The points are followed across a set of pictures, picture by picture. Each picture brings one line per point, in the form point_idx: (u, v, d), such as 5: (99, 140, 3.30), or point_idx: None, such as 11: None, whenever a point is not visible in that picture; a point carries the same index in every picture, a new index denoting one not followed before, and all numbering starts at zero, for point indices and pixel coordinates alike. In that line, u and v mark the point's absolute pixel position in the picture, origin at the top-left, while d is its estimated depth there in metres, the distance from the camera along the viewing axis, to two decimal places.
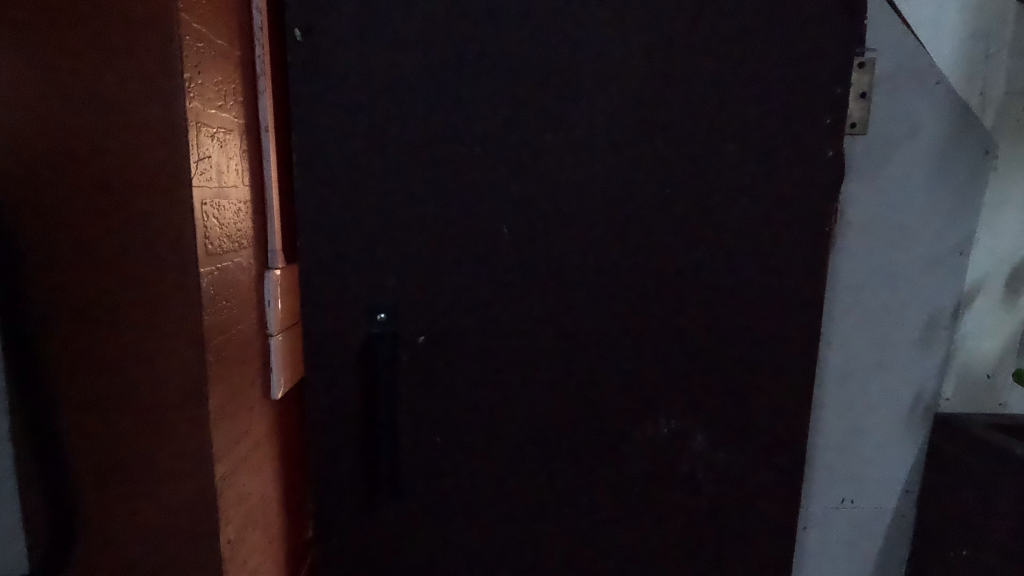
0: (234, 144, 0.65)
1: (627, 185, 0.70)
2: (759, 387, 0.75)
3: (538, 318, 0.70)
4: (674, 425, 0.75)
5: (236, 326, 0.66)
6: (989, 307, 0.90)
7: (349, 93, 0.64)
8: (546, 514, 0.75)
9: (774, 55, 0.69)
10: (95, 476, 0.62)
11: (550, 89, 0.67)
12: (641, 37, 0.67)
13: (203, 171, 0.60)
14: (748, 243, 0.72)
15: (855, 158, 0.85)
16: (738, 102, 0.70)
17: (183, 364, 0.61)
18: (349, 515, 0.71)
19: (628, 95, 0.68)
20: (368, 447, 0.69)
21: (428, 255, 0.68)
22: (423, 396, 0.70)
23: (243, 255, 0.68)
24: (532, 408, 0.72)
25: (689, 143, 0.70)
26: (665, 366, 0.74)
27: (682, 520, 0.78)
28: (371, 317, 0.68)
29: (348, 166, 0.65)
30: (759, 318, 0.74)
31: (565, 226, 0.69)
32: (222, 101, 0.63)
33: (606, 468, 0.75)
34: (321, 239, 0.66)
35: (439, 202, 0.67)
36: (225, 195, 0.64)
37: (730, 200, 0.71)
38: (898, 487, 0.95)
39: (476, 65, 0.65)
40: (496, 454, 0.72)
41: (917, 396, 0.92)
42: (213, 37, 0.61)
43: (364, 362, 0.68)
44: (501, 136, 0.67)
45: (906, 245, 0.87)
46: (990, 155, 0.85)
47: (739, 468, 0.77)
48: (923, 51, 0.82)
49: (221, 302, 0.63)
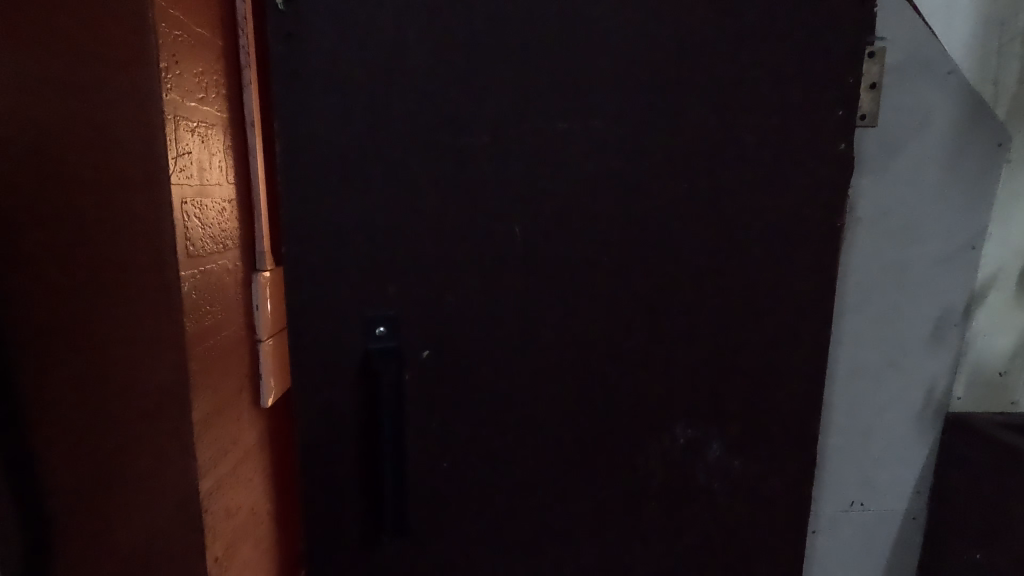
0: (217, 139, 0.61)
1: (634, 178, 0.66)
2: (776, 390, 0.73)
3: (546, 320, 0.67)
4: (689, 433, 0.72)
5: (221, 332, 0.63)
6: (1002, 303, 0.88)
7: (340, 80, 0.60)
8: (553, 525, 0.72)
9: (787, 39, 0.66)
10: (73, 493, 0.59)
11: (557, 78, 0.63)
12: (648, 20, 0.64)
13: (182, 168, 0.56)
14: (766, 240, 0.69)
15: (865, 151, 0.82)
16: (750, 87, 0.67)
17: (165, 375, 0.57)
18: (346, 530, 0.68)
19: (639, 85, 0.65)
20: (365, 458, 0.66)
21: (431, 255, 0.64)
22: (423, 404, 0.67)
23: (228, 256, 0.64)
24: (537, 413, 0.69)
25: (705, 136, 0.67)
26: (680, 369, 0.71)
27: (696, 530, 0.75)
28: (371, 330, 0.64)
29: (340, 159, 0.61)
30: (776, 317, 0.71)
31: (575, 224, 0.66)
32: (204, 94, 0.59)
33: (612, 474, 0.72)
34: (312, 239, 0.62)
35: (438, 197, 0.63)
36: (208, 193, 0.60)
37: (747, 195, 0.68)
38: (910, 488, 0.92)
39: (475, 49, 0.62)
40: (502, 464, 0.69)
41: (928, 395, 0.89)
42: (192, 25, 0.57)
43: (363, 370, 0.65)
44: (507, 128, 0.63)
45: (917, 240, 0.84)
46: (1004, 147, 0.83)
47: (754, 474, 0.75)
48: (934, 39, 0.80)
49: (205, 307, 0.60)
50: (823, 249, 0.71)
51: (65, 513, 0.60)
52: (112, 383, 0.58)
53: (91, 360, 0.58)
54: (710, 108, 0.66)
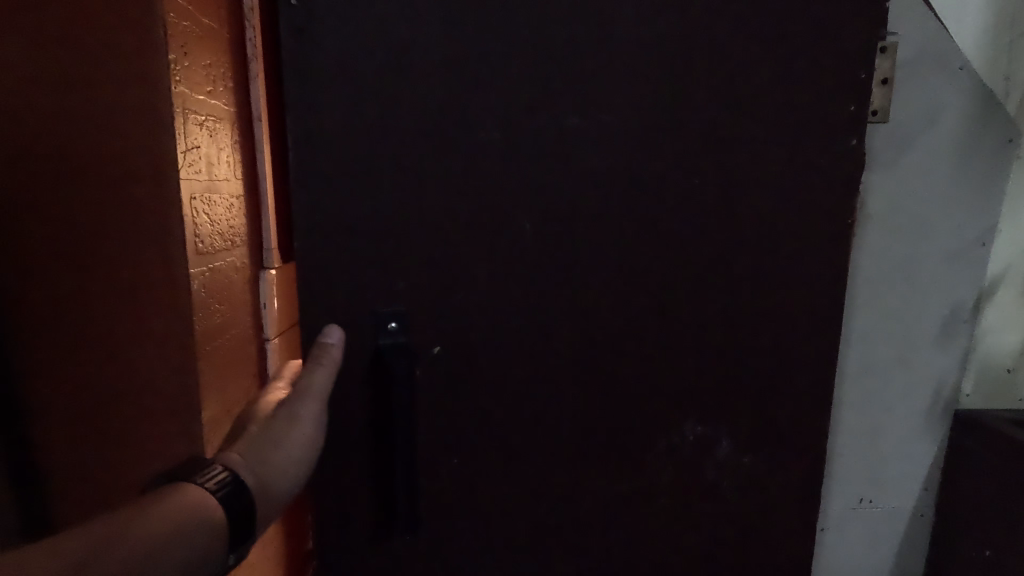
0: (225, 134, 0.60)
1: (648, 175, 0.66)
2: (785, 386, 0.72)
3: (558, 318, 0.67)
4: (699, 430, 0.72)
5: (231, 331, 0.62)
6: (1011, 300, 0.87)
7: (349, 74, 0.59)
8: (562, 522, 0.71)
9: (803, 35, 0.66)
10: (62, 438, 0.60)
11: (568, 72, 0.63)
12: (660, 14, 0.63)
13: (191, 162, 0.55)
14: (777, 235, 0.69)
15: (875, 147, 0.82)
16: (763, 81, 0.66)
17: (153, 336, 0.56)
18: (354, 530, 0.67)
19: (650, 80, 0.64)
20: (375, 455, 0.65)
21: (441, 252, 0.63)
22: (433, 402, 0.66)
23: (236, 253, 0.63)
24: (549, 411, 0.68)
25: (716, 130, 0.66)
26: (691, 366, 0.70)
27: (705, 527, 0.75)
28: (382, 326, 0.64)
29: (348, 155, 0.60)
30: (787, 313, 0.71)
31: (585, 219, 0.65)
32: (211, 87, 0.58)
33: (622, 471, 0.71)
34: (321, 236, 0.61)
35: (449, 194, 0.62)
36: (216, 189, 0.59)
37: (758, 190, 0.68)
38: (918, 485, 0.92)
39: (485, 44, 0.61)
40: (511, 461, 0.69)
41: (937, 392, 0.89)
42: (200, 17, 0.56)
43: (375, 367, 0.64)
44: (517, 122, 0.63)
45: (927, 237, 0.84)
46: (1015, 144, 0.82)
47: (763, 471, 0.74)
48: (946, 35, 0.79)
49: (213, 306, 0.59)
50: (836, 246, 0.70)
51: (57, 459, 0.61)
52: (100, 340, 0.57)
53: (61, 307, 0.57)
54: (726, 104, 0.66)
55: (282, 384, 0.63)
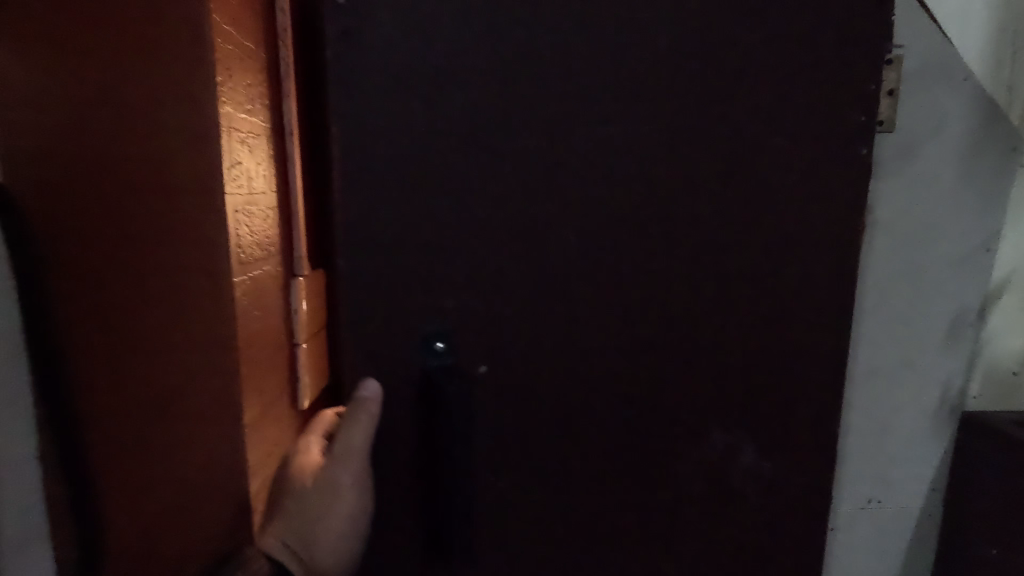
0: (259, 149, 0.78)
1: (689, 178, 0.62)
2: (827, 397, 0.69)
3: (593, 328, 0.64)
4: (737, 445, 0.69)
5: (263, 312, 0.79)
6: (1016, 303, 0.89)
7: (381, 77, 0.57)
8: (596, 542, 0.67)
9: (850, 26, 0.62)
10: (109, 413, 0.75)
11: (604, 70, 0.60)
12: (699, 7, 0.60)
13: (235, 180, 0.72)
14: (821, 239, 0.65)
15: (883, 155, 0.84)
16: (806, 77, 0.62)
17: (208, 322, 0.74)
18: (389, 552, 0.64)
19: (691, 76, 0.61)
20: (421, 480, 0.63)
21: (478, 263, 0.61)
22: (476, 421, 0.63)
23: (271, 259, 0.80)
24: (585, 426, 0.65)
25: (759, 129, 0.62)
26: (729, 379, 0.67)
27: (744, 547, 0.71)
28: (428, 345, 0.61)
29: (382, 160, 0.58)
30: (831, 321, 0.67)
31: (622, 225, 0.62)
32: (250, 107, 0.76)
33: (657, 488, 0.68)
34: (359, 247, 0.59)
35: (485, 201, 0.60)
36: (254, 202, 0.76)
37: (801, 191, 0.64)
38: (925, 485, 0.94)
39: (521, 42, 0.58)
40: (545, 479, 0.65)
41: (943, 394, 0.91)
42: (241, 38, 0.73)
43: (422, 387, 0.62)
44: (552, 123, 0.60)
45: (933, 243, 0.86)
46: (1017, 152, 0.85)
47: (803, 487, 0.71)
48: (951, 48, 0.82)
49: (246, 297, 0.77)
50: None
51: (102, 433, 0.75)
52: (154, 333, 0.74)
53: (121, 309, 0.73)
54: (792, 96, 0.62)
55: (318, 439, 0.71)
